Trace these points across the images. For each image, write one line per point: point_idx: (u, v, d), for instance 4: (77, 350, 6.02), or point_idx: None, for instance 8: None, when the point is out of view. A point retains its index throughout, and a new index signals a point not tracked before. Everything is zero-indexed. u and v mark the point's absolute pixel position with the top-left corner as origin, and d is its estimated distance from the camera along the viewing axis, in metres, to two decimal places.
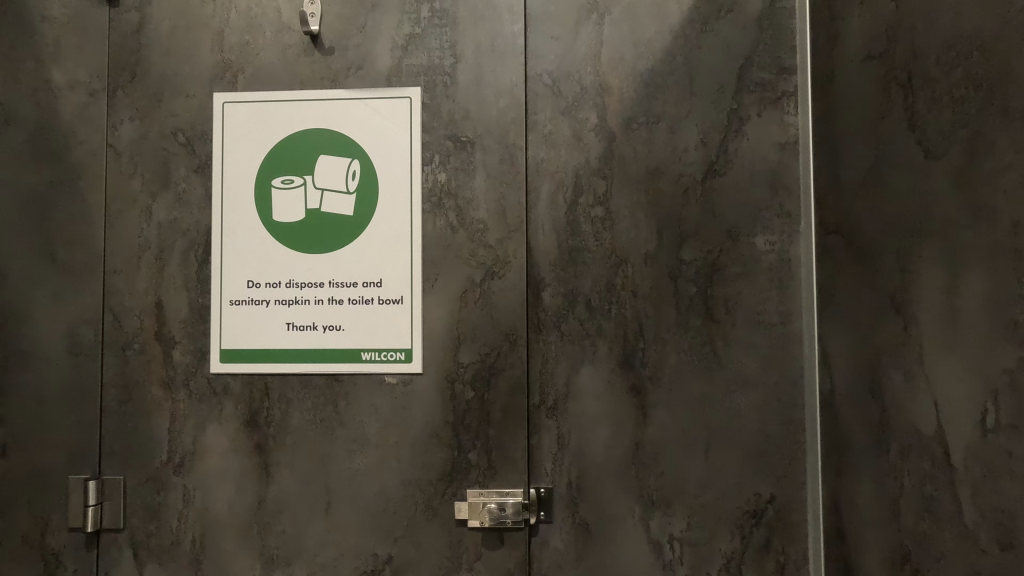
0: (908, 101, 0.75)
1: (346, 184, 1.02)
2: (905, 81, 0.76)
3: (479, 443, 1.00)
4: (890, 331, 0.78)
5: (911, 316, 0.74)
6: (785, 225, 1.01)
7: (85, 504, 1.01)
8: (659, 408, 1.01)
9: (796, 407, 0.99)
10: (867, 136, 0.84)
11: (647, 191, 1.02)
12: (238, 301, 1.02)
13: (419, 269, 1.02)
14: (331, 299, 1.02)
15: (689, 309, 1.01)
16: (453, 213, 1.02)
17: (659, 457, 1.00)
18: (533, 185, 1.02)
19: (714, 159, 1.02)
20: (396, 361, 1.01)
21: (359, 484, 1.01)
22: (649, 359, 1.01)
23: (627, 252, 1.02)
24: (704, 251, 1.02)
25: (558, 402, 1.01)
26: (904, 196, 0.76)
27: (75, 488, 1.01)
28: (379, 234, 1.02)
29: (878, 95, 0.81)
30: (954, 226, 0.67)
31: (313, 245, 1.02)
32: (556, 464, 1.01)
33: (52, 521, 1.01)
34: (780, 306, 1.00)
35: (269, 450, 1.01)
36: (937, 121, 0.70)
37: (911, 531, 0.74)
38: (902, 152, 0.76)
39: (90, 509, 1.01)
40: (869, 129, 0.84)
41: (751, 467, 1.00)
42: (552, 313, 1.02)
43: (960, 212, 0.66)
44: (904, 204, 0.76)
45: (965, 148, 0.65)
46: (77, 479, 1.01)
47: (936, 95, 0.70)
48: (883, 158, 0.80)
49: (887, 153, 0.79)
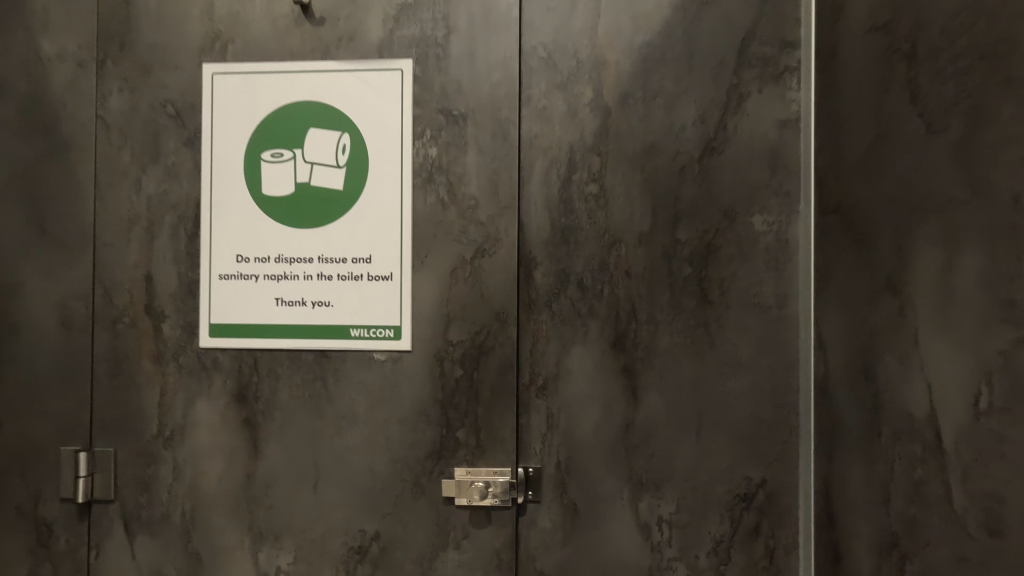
0: (910, 73, 0.72)
1: (335, 159, 1.01)
2: (908, 53, 0.73)
3: (468, 421, 1.00)
4: (885, 313, 0.76)
5: (906, 297, 0.72)
6: (784, 205, 0.98)
7: (76, 476, 1.01)
8: (650, 389, 0.99)
9: (790, 390, 0.98)
10: (868, 112, 0.81)
11: (643, 168, 1.00)
12: (227, 276, 1.02)
13: (409, 246, 1.01)
14: (320, 275, 1.01)
15: (683, 290, 0.99)
16: (444, 189, 1.01)
17: (649, 439, 0.99)
18: (526, 161, 1.00)
19: (712, 136, 0.99)
20: (385, 338, 1.01)
21: (347, 461, 1.01)
22: (641, 340, 1.00)
23: (621, 231, 1.00)
24: (699, 231, 0.99)
25: (548, 382, 1.00)
26: (903, 173, 0.73)
27: (66, 459, 1.02)
28: (369, 209, 1.01)
29: (880, 69, 0.78)
30: (954, 203, 0.65)
31: (303, 220, 1.01)
32: (546, 444, 1.00)
33: (44, 492, 1.02)
34: (775, 288, 0.98)
35: (258, 425, 1.01)
36: (939, 93, 0.67)
37: (899, 516, 0.73)
38: (903, 128, 0.74)
39: (81, 481, 1.01)
40: (870, 105, 0.81)
41: (743, 451, 0.99)
42: (543, 293, 1.00)
43: (959, 188, 0.64)
44: (903, 181, 0.73)
45: (967, 121, 0.63)
46: (68, 451, 1.02)
47: (939, 66, 0.67)
48: (883, 133, 0.77)
49: (888, 129, 0.77)
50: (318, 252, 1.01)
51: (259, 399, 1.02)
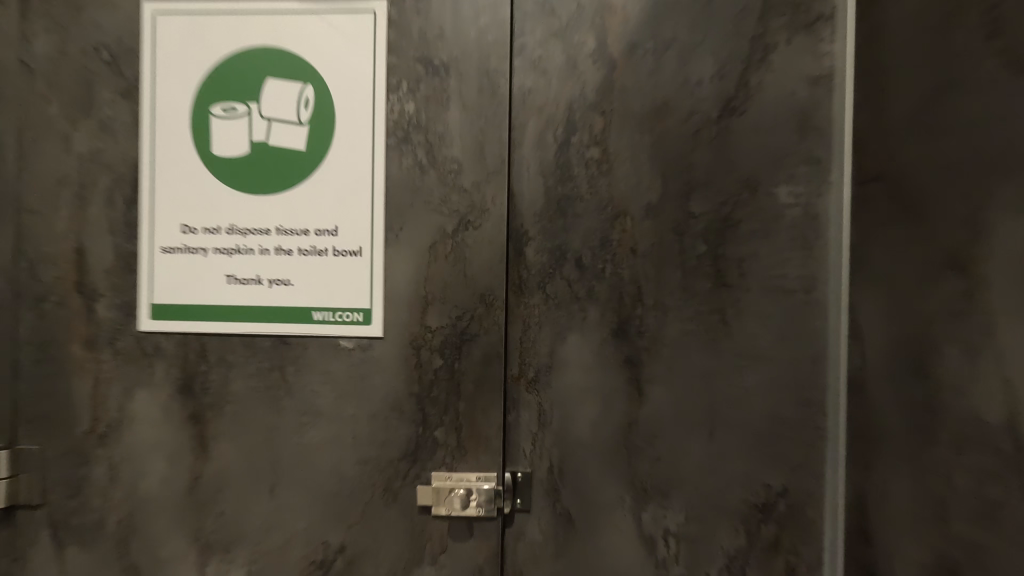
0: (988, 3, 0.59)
1: (297, 114, 0.87)
2: None
3: (448, 419, 0.87)
4: (948, 295, 0.64)
5: (978, 276, 0.60)
6: (813, 175, 0.85)
7: None
8: (657, 384, 0.87)
9: (816, 387, 0.85)
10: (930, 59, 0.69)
11: (652, 130, 0.87)
12: (171, 249, 0.88)
13: (382, 217, 0.87)
14: (279, 250, 0.88)
15: (696, 270, 0.86)
16: (423, 151, 0.87)
17: (654, 441, 0.87)
18: (518, 120, 0.87)
19: (732, 94, 0.86)
20: (353, 322, 0.88)
21: (309, 463, 0.88)
22: (647, 327, 0.87)
23: (626, 203, 0.87)
24: (716, 203, 0.86)
25: (540, 375, 0.87)
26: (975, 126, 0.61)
27: None
28: (335, 174, 0.87)
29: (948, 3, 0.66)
30: None
31: (258, 185, 0.87)
32: (537, 445, 0.87)
33: None
34: (801, 270, 0.86)
35: (207, 421, 0.88)
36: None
37: (965, 536, 0.62)
38: (976, 73, 0.61)
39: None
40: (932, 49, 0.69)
41: (762, 455, 0.86)
42: (535, 272, 0.87)
43: None
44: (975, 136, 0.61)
45: None
46: None
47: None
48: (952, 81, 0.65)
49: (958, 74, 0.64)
50: (276, 223, 0.88)
51: (208, 391, 0.89)
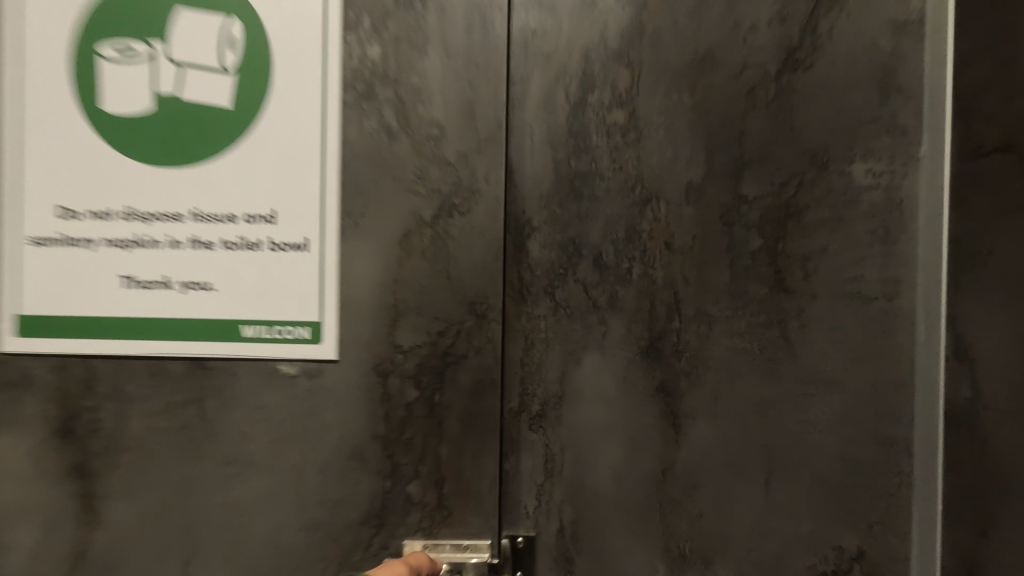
0: None
1: (218, 58, 0.64)
2: None
3: (425, 469, 0.65)
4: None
5: None
6: (897, 148, 0.66)
7: None
8: (699, 419, 0.67)
9: (901, 421, 0.66)
10: None
11: (693, 89, 0.67)
12: (43, 241, 0.65)
13: (336, 200, 0.65)
14: (195, 242, 0.66)
15: (749, 272, 0.67)
16: (392, 112, 0.65)
17: (694, 493, 0.67)
18: (519, 73, 0.66)
19: (795, 43, 0.67)
20: (296, 341, 0.66)
21: (237, 529, 0.65)
22: (686, 345, 0.67)
23: (659, 183, 0.67)
24: (775, 184, 0.67)
25: (547, 408, 0.67)
26: None
27: None
28: (271, 140, 0.65)
29: None
30: None
31: (165, 155, 0.65)
32: (542, 501, 0.67)
33: None
34: (883, 271, 0.67)
35: (98, 474, 0.65)
36: None
37: None
38: None
39: None
40: None
41: (832, 510, 0.67)
42: (542, 273, 0.67)
43: None
44: None
45: None
46: None
47: None
48: None
49: None
50: (192, 206, 0.65)
51: (99, 433, 0.65)
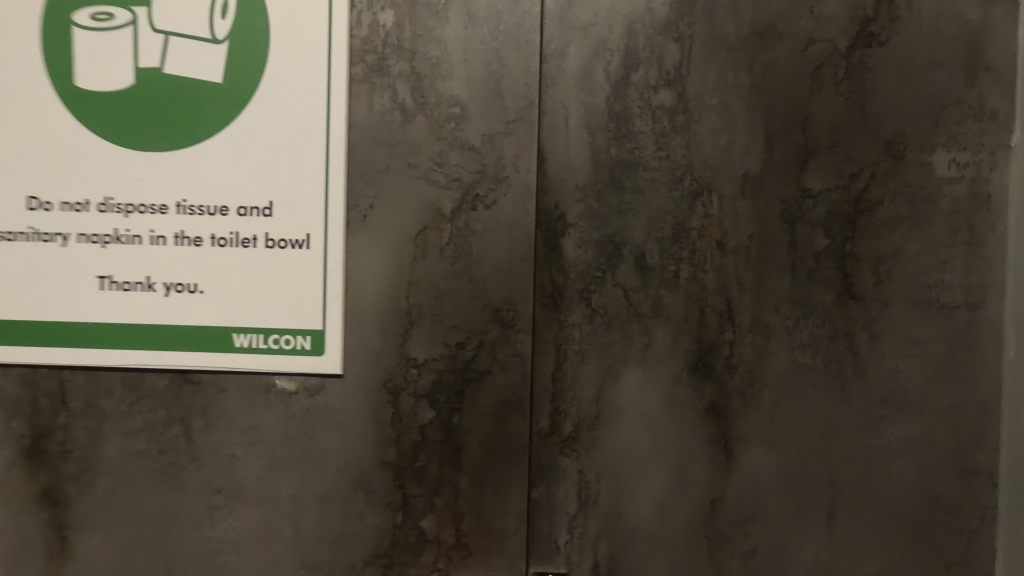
0: None
1: (204, 29, 0.58)
2: None
3: (441, 499, 0.58)
4: None
5: None
6: (984, 136, 0.58)
7: None
8: (753, 444, 0.59)
9: (983, 446, 0.59)
10: None
11: (753, 66, 0.58)
12: (11, 237, 0.59)
13: (340, 193, 0.58)
14: (180, 238, 0.58)
15: (813, 276, 0.58)
16: (407, 88, 0.58)
17: (748, 527, 0.59)
18: (553, 47, 0.58)
19: (870, 15, 0.58)
20: (296, 351, 0.59)
21: (237, 557, 0.59)
22: (740, 360, 0.59)
23: (712, 173, 0.58)
24: (844, 176, 0.58)
25: (581, 430, 0.59)
26: None
27: None
28: (268, 124, 0.58)
29: None
30: None
31: (148, 139, 0.58)
32: (575, 535, 0.59)
33: None
34: (966, 276, 0.58)
35: (78, 492, 0.59)
36: None
37: None
38: None
39: None
40: None
41: (904, 548, 0.59)
42: (578, 275, 0.58)
43: None
44: None
45: None
46: None
47: None
48: None
49: None
50: (178, 198, 0.58)
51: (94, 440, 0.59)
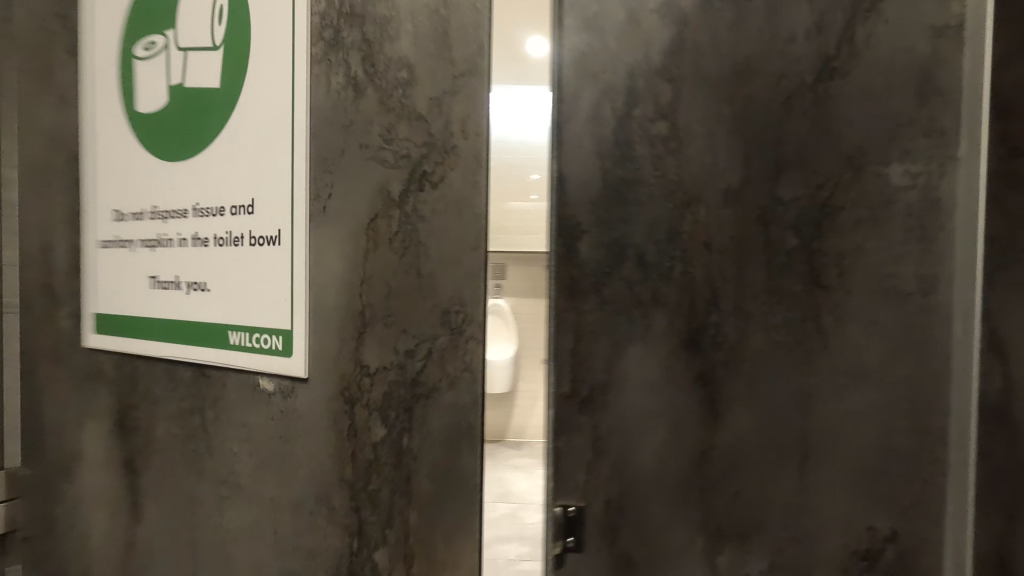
0: None
1: (201, 40, 0.86)
2: None
3: (392, 532, 0.77)
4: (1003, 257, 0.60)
5: None
6: (936, 148, 0.69)
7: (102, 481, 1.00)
8: (736, 406, 0.72)
9: (937, 412, 0.69)
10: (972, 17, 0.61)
11: (733, 99, 0.72)
12: (108, 241, 1.00)
13: (304, 188, 0.79)
14: (197, 240, 0.89)
15: (785, 269, 0.71)
16: (358, 58, 0.77)
17: (732, 473, 0.73)
18: (568, 90, 0.73)
19: (832, 52, 0.70)
20: (273, 349, 0.82)
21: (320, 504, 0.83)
22: (725, 338, 0.72)
23: (699, 187, 0.72)
24: (811, 186, 0.71)
25: (594, 394, 0.74)
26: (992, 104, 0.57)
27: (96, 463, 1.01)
28: (249, 151, 0.83)
29: None
30: None
31: (183, 124, 0.89)
32: (590, 477, 0.74)
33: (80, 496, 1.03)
34: (921, 267, 0.69)
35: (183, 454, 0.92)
36: None
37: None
38: None
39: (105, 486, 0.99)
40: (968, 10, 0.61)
41: (867, 493, 0.71)
42: (591, 271, 0.74)
43: None
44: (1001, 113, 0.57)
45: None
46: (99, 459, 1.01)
47: None
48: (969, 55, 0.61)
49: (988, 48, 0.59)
50: (197, 204, 0.89)
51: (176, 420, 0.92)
